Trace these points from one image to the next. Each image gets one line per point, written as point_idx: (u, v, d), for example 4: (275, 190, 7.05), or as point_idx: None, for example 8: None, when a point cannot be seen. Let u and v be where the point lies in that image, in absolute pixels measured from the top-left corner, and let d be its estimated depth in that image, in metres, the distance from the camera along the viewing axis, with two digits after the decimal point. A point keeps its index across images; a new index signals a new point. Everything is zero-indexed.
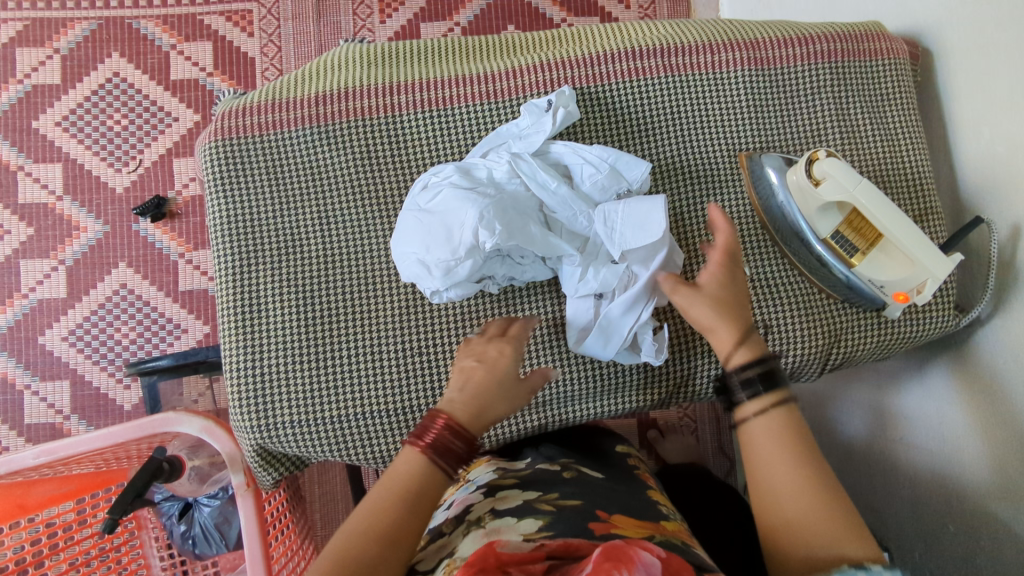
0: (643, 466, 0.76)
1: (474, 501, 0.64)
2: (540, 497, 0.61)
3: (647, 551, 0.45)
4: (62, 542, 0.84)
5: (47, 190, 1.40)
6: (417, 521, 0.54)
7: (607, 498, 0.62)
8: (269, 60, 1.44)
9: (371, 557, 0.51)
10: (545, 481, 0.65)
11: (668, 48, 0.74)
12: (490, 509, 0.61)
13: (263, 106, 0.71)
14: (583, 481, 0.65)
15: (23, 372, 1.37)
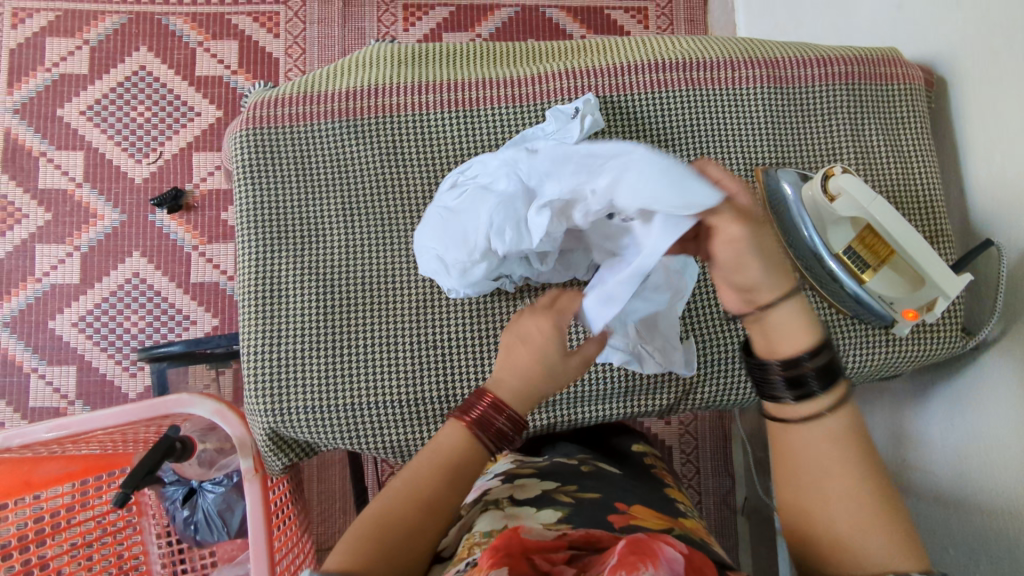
0: (658, 466, 0.78)
1: (493, 489, 0.68)
2: (558, 489, 0.65)
3: (670, 546, 0.47)
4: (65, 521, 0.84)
5: (67, 177, 1.42)
6: (455, 494, 0.55)
7: (625, 491, 0.67)
8: (293, 62, 1.47)
9: (409, 526, 0.52)
10: (563, 474, 0.69)
11: (692, 63, 0.76)
12: (509, 495, 0.65)
13: (295, 97, 0.73)
14: (601, 476, 0.69)
15: (31, 356, 1.38)
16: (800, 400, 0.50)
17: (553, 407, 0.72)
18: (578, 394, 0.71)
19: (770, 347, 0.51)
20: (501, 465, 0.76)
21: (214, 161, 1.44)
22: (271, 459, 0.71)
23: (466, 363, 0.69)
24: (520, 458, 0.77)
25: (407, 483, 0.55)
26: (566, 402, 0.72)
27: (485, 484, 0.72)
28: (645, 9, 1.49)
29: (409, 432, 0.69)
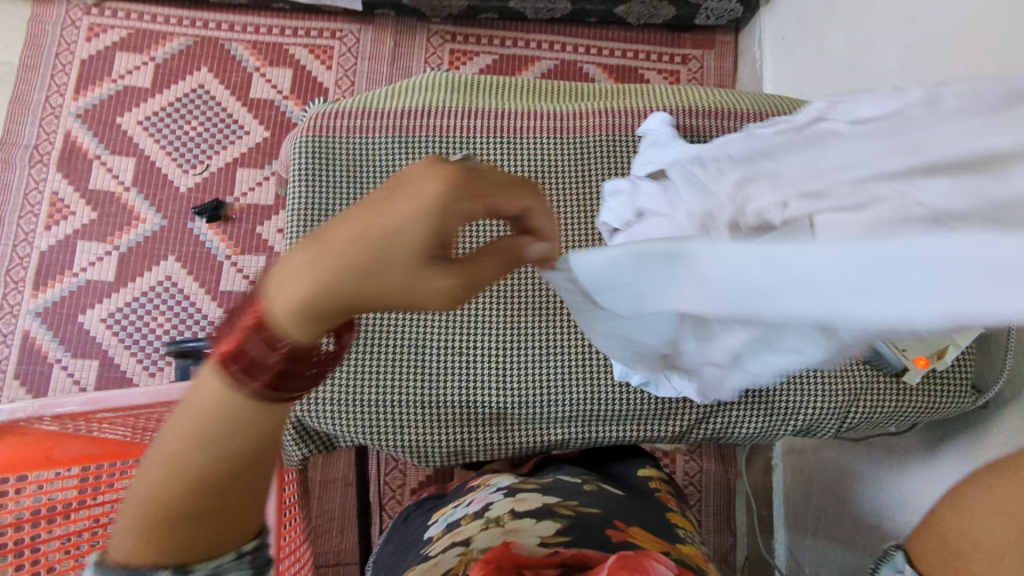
0: (662, 490, 0.78)
1: (495, 501, 0.67)
2: (559, 503, 0.66)
3: (658, 563, 0.49)
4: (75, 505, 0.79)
5: (117, 180, 1.49)
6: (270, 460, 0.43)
7: (627, 513, 0.67)
8: (341, 92, 1.56)
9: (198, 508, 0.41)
10: (566, 489, 0.69)
11: (722, 114, 0.82)
12: (510, 509, 0.64)
13: (353, 112, 0.80)
14: (603, 495, 0.70)
15: (56, 347, 1.41)
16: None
17: (568, 424, 0.74)
18: (595, 414, 0.73)
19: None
20: (506, 479, 0.74)
21: (256, 176, 1.51)
22: (290, 450, 0.74)
23: (486, 372, 0.73)
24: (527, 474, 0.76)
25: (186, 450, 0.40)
26: (580, 421, 0.73)
27: (487, 496, 0.69)
28: (677, 72, 1.57)
29: (425, 433, 0.72)
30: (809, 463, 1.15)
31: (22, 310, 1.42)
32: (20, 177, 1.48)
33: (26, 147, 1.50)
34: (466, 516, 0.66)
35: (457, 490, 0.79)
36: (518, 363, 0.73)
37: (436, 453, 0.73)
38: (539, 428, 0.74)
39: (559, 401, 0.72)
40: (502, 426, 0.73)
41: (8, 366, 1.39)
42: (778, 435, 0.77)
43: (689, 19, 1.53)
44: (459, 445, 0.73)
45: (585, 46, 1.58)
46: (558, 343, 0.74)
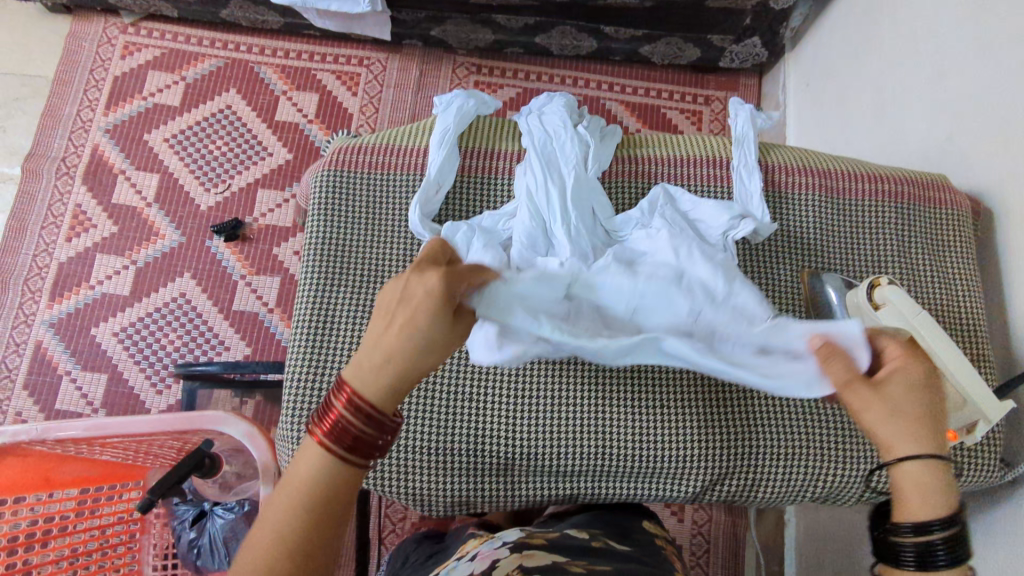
0: (667, 546, 0.75)
1: (502, 557, 0.62)
2: (569, 561, 0.61)
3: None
4: (67, 527, 0.83)
5: (140, 196, 1.51)
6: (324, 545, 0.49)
7: (638, 572, 0.62)
8: (365, 118, 1.58)
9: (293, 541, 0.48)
10: (574, 547, 0.65)
11: (754, 164, 0.81)
12: (518, 566, 0.59)
13: (376, 147, 0.80)
14: (612, 553, 0.66)
15: (67, 358, 1.41)
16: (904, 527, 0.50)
17: (579, 478, 0.72)
18: (608, 471, 0.71)
19: (899, 496, 0.51)
20: (511, 533, 0.70)
21: (277, 198, 1.52)
22: None
23: (497, 420, 0.71)
24: (532, 526, 0.72)
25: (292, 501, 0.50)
26: (591, 475, 0.71)
27: (492, 552, 0.65)
28: (699, 112, 1.57)
29: (432, 481, 0.70)
30: (823, 522, 1.11)
31: (37, 320, 1.43)
32: (46, 189, 1.50)
33: (54, 160, 1.52)
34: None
35: (456, 541, 0.77)
36: (532, 412, 0.71)
37: (441, 501, 0.71)
38: (548, 482, 0.72)
39: (569, 455, 0.71)
40: (510, 476, 0.71)
41: (19, 375, 1.39)
42: (796, 500, 0.74)
43: (714, 62, 1.52)
44: (464, 494, 0.71)
45: (608, 83, 1.58)
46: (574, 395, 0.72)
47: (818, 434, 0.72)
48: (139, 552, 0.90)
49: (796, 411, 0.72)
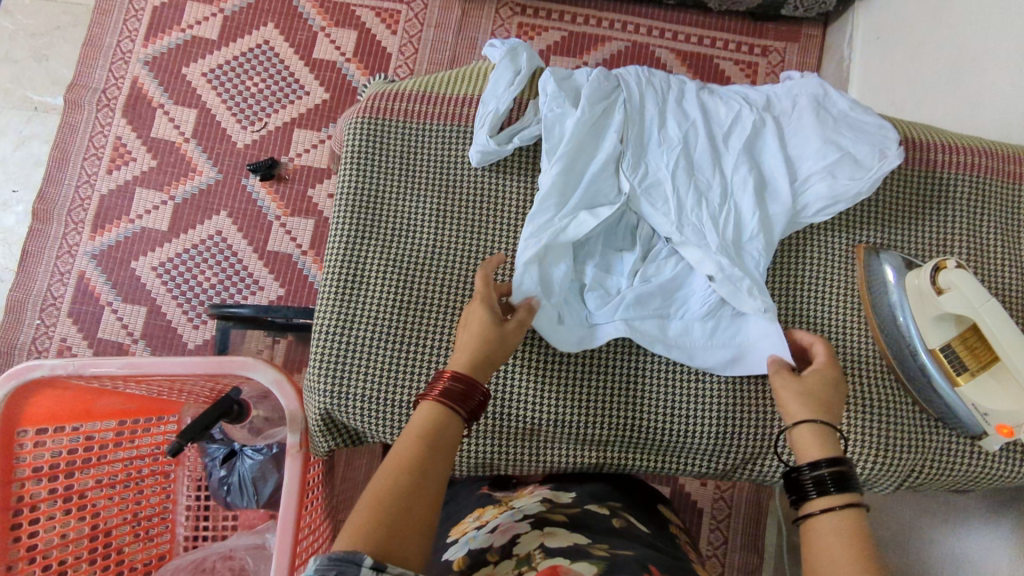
0: (682, 537, 0.74)
1: (523, 533, 0.62)
2: (590, 542, 0.60)
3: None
4: (96, 458, 0.89)
5: (178, 131, 1.50)
6: (406, 508, 0.49)
7: (659, 555, 0.61)
8: (404, 59, 1.52)
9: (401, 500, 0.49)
10: (594, 526, 0.64)
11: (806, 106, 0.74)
12: (541, 545, 0.59)
13: (411, 95, 0.76)
14: (634, 536, 0.64)
15: (109, 290, 1.44)
16: (811, 497, 0.56)
17: (604, 447, 0.71)
18: (636, 442, 0.70)
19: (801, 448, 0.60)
20: (531, 505, 0.69)
21: (312, 138, 1.50)
22: (318, 440, 0.71)
23: (526, 385, 0.70)
24: (550, 495, 0.71)
25: (377, 482, 0.51)
26: (618, 446, 0.71)
27: (512, 525, 0.64)
28: (756, 64, 1.47)
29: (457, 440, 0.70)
30: None
31: (80, 251, 1.46)
32: (87, 120, 1.51)
33: (95, 91, 1.51)
34: (491, 552, 0.60)
35: (470, 497, 0.76)
36: (562, 377, 0.71)
37: (466, 461, 0.71)
38: (574, 450, 0.71)
39: (597, 425, 0.70)
40: (536, 443, 0.71)
41: (63, 303, 1.44)
42: None
43: (776, 9, 1.41)
44: (487, 456, 0.71)
45: (659, 29, 1.49)
46: (609, 363, 0.71)
47: (861, 421, 0.68)
48: (175, 483, 1.01)
49: None
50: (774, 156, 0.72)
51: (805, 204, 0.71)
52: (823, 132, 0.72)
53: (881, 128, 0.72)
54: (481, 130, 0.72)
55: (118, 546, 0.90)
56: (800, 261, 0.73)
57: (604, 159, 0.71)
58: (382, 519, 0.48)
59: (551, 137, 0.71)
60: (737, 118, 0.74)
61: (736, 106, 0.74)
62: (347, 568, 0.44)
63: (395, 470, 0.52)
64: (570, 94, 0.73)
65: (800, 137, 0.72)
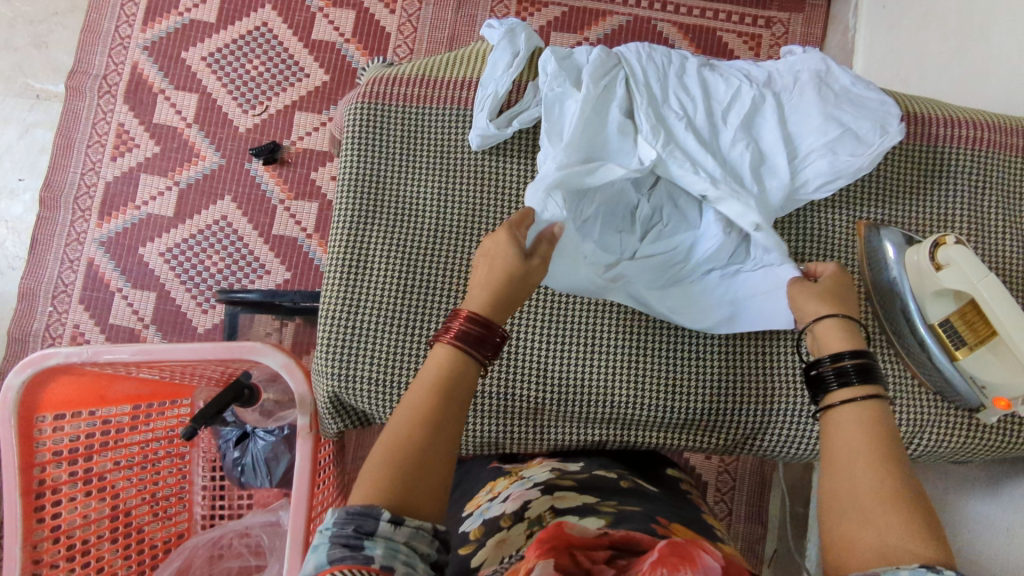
0: (692, 493, 0.75)
1: (533, 497, 0.65)
2: (599, 501, 0.63)
3: (709, 556, 0.46)
4: (112, 442, 0.91)
5: (180, 116, 1.50)
6: (416, 475, 0.51)
7: (666, 510, 0.63)
8: (403, 38, 1.51)
9: (412, 464, 0.51)
10: (603, 487, 0.66)
11: (805, 81, 0.73)
12: (551, 508, 0.62)
13: (409, 78, 0.76)
14: (641, 494, 0.66)
15: (118, 276, 1.46)
16: (835, 391, 0.58)
17: (608, 425, 0.72)
18: (638, 420, 0.72)
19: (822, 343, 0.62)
20: (539, 473, 0.71)
21: (314, 121, 1.50)
22: (327, 421, 0.73)
23: (530, 366, 0.72)
24: (558, 465, 0.73)
25: (385, 447, 0.52)
26: (620, 423, 0.72)
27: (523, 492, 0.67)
28: (759, 36, 1.45)
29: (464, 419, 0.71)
30: None
31: (88, 238, 1.47)
32: (89, 107, 1.51)
33: (96, 77, 1.51)
34: (505, 518, 0.63)
35: (479, 472, 0.78)
36: (566, 356, 0.72)
37: (475, 439, 0.72)
38: (579, 427, 0.73)
39: (600, 404, 0.71)
40: (541, 421, 0.72)
41: (74, 291, 1.46)
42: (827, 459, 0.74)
43: None
44: (494, 435, 0.73)
45: (661, 2, 1.46)
46: (610, 342, 0.73)
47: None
48: (190, 465, 1.04)
49: None
50: (772, 132, 0.72)
51: (806, 180, 0.71)
52: (824, 107, 0.71)
53: (884, 103, 0.72)
54: (481, 114, 0.72)
55: (138, 523, 0.94)
56: (799, 240, 0.73)
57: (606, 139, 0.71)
58: (393, 485, 0.49)
59: (550, 117, 0.71)
60: (736, 95, 0.73)
61: (736, 83, 0.73)
62: (365, 522, 0.46)
63: (407, 420, 0.54)
64: (572, 74, 0.73)
65: (802, 114, 0.72)
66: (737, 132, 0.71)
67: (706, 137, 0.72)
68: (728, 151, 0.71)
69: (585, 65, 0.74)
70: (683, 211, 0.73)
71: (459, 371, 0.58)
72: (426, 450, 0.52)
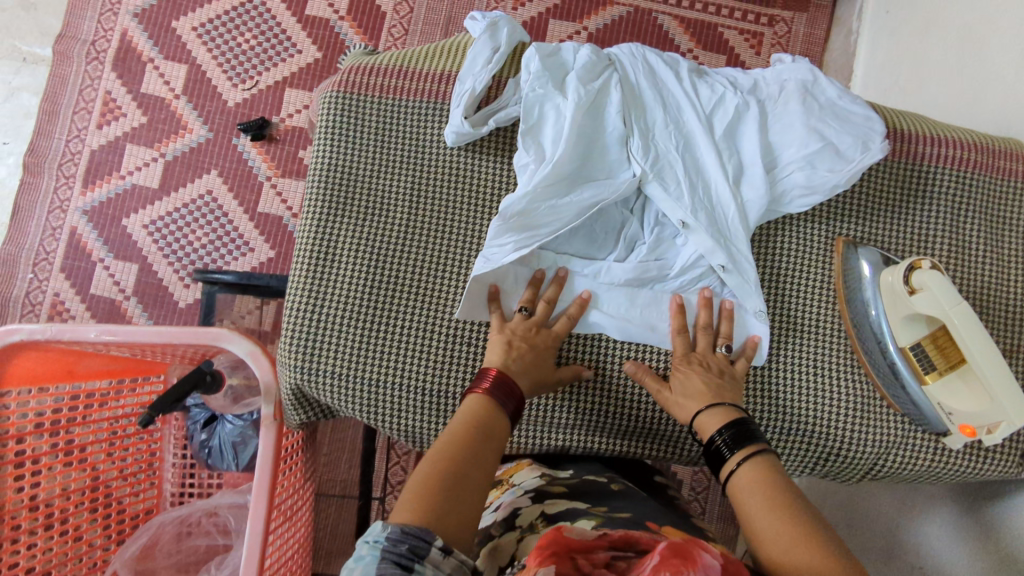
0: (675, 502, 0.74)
1: (524, 506, 0.64)
2: (589, 507, 0.62)
3: (709, 555, 0.43)
4: (79, 419, 0.90)
5: (168, 87, 1.47)
6: (453, 510, 0.51)
7: (655, 515, 0.62)
8: (398, 18, 1.48)
9: (447, 500, 0.51)
10: (594, 494, 0.65)
11: (790, 91, 0.72)
12: (542, 514, 0.61)
13: (387, 69, 0.74)
14: (629, 496, 0.65)
15: (100, 246, 1.44)
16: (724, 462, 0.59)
17: (574, 430, 0.72)
18: (603, 426, 0.71)
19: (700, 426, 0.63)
20: (530, 479, 0.70)
21: (303, 99, 1.47)
22: (290, 412, 0.72)
23: None
24: (547, 471, 0.72)
25: (417, 488, 0.52)
26: (587, 430, 0.72)
27: (513, 501, 0.67)
28: (760, 35, 1.42)
29: (424, 421, 0.69)
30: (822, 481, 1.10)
31: (72, 206, 1.45)
32: (76, 73, 1.48)
33: (84, 43, 1.48)
34: (496, 527, 0.63)
35: None
36: None
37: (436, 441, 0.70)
38: (546, 429, 0.71)
39: (564, 408, 0.71)
40: None
41: (55, 259, 1.44)
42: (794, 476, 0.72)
43: None
44: None
45: None
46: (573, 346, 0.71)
47: (780, 420, 0.68)
48: (161, 444, 1.03)
49: (817, 394, 0.69)
50: (753, 142, 0.70)
51: (783, 190, 0.70)
52: (808, 119, 0.70)
53: (868, 119, 0.70)
54: (457, 110, 0.70)
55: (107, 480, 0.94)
56: (776, 253, 0.72)
57: (585, 143, 0.69)
58: (433, 514, 0.50)
59: (529, 119, 0.69)
60: (720, 102, 0.72)
61: (720, 90, 0.72)
62: (419, 545, 0.46)
63: (438, 460, 0.55)
64: (555, 73, 0.71)
65: (784, 124, 0.71)
66: (717, 143, 0.70)
67: (681, 147, 0.70)
68: (707, 155, 0.70)
69: (571, 64, 0.72)
70: (663, 225, 0.71)
71: (490, 424, 0.60)
72: (452, 483, 0.53)
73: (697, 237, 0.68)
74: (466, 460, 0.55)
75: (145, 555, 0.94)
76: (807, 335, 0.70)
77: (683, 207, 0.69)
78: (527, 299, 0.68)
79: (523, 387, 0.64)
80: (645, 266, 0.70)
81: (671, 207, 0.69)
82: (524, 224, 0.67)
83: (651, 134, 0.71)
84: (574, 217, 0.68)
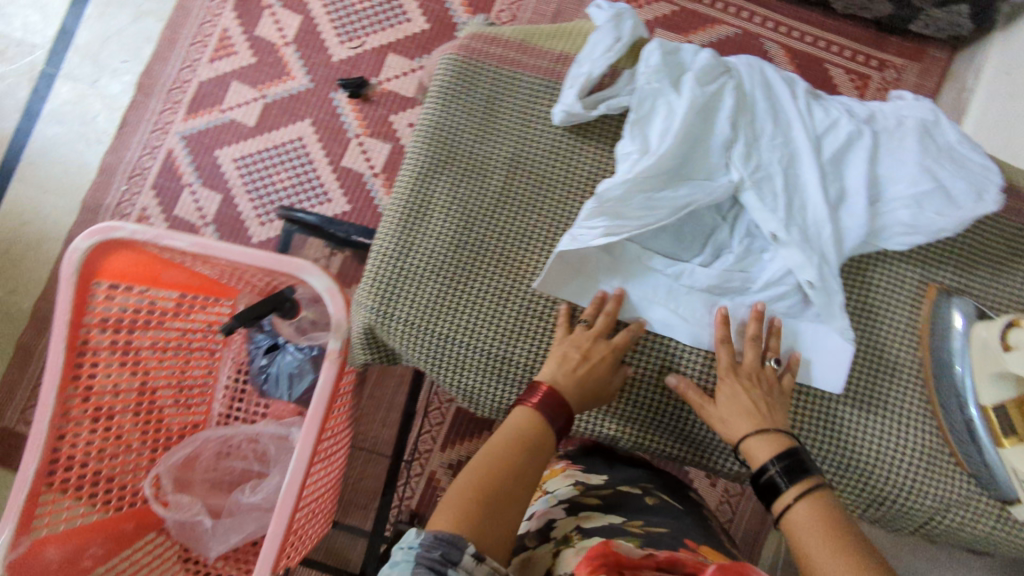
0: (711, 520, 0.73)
1: (558, 519, 0.66)
2: (625, 521, 0.63)
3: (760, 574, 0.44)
4: (154, 323, 0.96)
5: (281, 33, 1.54)
6: (491, 521, 0.53)
7: (693, 532, 0.63)
8: (509, 3, 1.50)
9: (487, 510, 0.53)
10: (631, 506, 0.66)
11: (908, 127, 0.70)
12: (577, 527, 0.62)
13: (508, 41, 0.76)
14: (669, 512, 0.66)
15: (190, 171, 1.52)
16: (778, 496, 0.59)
17: (626, 423, 0.72)
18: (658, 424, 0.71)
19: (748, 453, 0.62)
20: (565, 489, 0.72)
21: (404, 66, 1.51)
22: (357, 351, 0.75)
23: None
24: (581, 479, 0.74)
25: (457, 496, 0.54)
26: (640, 426, 0.72)
27: (548, 511, 0.69)
28: (868, 77, 1.38)
29: (483, 384, 0.70)
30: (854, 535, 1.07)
31: (172, 130, 1.53)
32: (199, 7, 1.56)
33: None
34: (531, 538, 0.66)
35: None
36: None
37: (490, 405, 0.71)
38: (600, 416, 0.72)
39: (621, 399, 0.71)
40: None
41: (148, 176, 1.51)
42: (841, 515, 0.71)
43: (906, 22, 1.32)
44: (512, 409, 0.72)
45: (774, 20, 1.41)
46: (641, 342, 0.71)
47: (838, 455, 0.67)
48: (218, 363, 1.09)
49: (882, 435, 0.67)
50: (861, 171, 0.69)
51: (884, 225, 0.69)
52: (922, 158, 0.68)
53: (987, 168, 0.68)
54: (571, 90, 0.71)
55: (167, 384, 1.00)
56: (865, 287, 0.70)
57: (690, 143, 0.69)
58: (474, 524, 0.52)
59: (639, 109, 0.70)
60: (833, 127, 0.71)
61: (835, 114, 0.71)
62: (452, 551, 0.48)
63: (479, 472, 0.57)
64: (672, 72, 0.71)
65: (897, 159, 0.69)
66: (823, 167, 0.69)
67: (785, 164, 0.70)
68: (810, 177, 0.69)
69: (689, 65, 0.72)
70: (753, 238, 0.71)
71: (532, 440, 0.61)
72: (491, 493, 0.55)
73: (787, 253, 0.67)
74: (506, 472, 0.57)
75: (186, 466, 0.99)
76: (882, 374, 0.69)
77: (778, 220, 0.68)
78: (590, 311, 0.69)
79: (572, 404, 0.65)
80: (728, 274, 0.70)
81: (766, 221, 0.68)
82: (618, 211, 0.67)
83: (758, 146, 0.70)
84: (670, 212, 0.68)
